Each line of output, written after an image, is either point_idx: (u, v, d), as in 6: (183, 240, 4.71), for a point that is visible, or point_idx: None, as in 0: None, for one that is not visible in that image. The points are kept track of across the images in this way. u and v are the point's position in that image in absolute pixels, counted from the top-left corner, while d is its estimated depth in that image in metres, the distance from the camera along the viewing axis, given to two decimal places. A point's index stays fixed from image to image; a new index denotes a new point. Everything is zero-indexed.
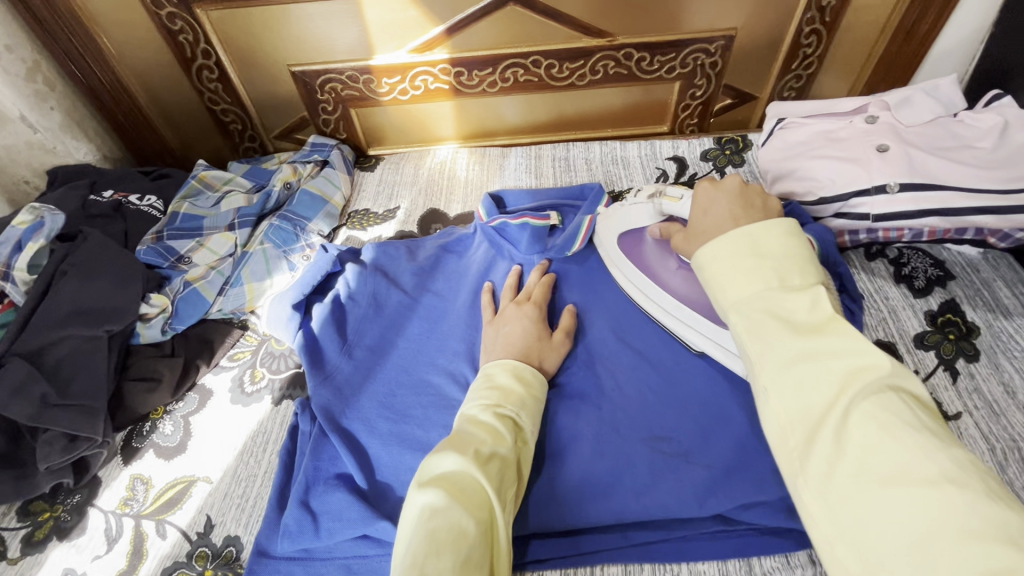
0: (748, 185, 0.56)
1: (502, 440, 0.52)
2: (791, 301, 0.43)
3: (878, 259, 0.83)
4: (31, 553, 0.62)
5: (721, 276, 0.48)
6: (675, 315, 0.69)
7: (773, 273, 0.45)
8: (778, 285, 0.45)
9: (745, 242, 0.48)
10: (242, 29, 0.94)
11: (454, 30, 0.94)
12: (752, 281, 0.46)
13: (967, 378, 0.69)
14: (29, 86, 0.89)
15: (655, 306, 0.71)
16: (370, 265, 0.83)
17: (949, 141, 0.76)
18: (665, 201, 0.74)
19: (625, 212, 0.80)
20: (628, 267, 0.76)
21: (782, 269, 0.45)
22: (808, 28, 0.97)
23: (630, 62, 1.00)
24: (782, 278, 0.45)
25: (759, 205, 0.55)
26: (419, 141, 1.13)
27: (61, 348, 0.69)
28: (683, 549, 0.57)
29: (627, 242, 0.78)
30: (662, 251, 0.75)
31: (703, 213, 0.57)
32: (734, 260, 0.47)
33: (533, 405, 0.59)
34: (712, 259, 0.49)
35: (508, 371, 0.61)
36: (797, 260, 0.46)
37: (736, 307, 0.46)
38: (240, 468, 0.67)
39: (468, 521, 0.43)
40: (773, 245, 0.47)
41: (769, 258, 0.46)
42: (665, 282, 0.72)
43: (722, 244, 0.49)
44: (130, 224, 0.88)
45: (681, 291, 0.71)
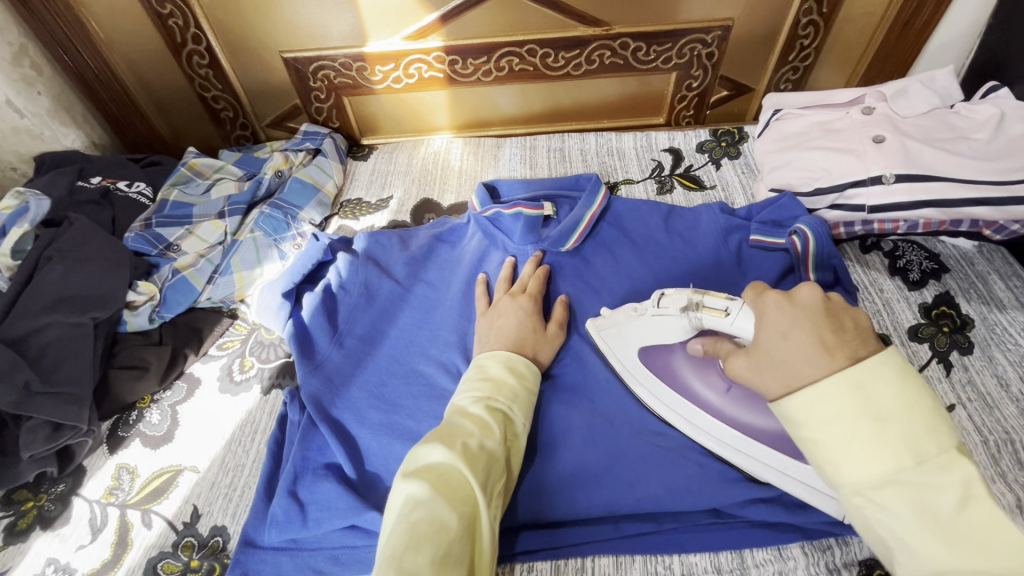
0: (830, 299, 0.43)
1: (491, 433, 0.52)
2: (932, 487, 0.35)
3: (873, 252, 0.83)
4: (14, 542, 0.61)
5: (825, 444, 0.39)
6: (740, 450, 0.57)
7: (905, 448, 0.36)
8: (914, 465, 0.36)
9: (854, 395, 0.38)
10: (233, 13, 0.92)
11: (448, 17, 0.93)
12: (876, 459, 0.37)
13: (961, 370, 0.69)
14: (15, 70, 0.87)
15: (705, 434, 0.60)
16: (362, 254, 0.82)
17: (945, 132, 0.75)
18: (705, 315, 0.55)
19: (636, 316, 0.64)
20: (661, 391, 0.63)
21: (913, 441, 0.36)
22: (805, 19, 0.96)
23: (626, 52, 0.99)
24: (918, 455, 0.36)
25: (852, 328, 0.42)
26: (413, 131, 1.12)
27: (44, 336, 0.67)
28: (676, 541, 0.57)
29: (649, 354, 0.64)
30: (701, 368, 0.61)
31: (781, 340, 0.43)
32: (846, 427, 0.38)
33: (525, 395, 0.58)
34: (811, 418, 0.39)
35: (500, 362, 0.60)
36: (926, 419, 0.37)
37: (853, 488, 0.38)
38: (228, 456, 0.66)
39: (450, 515, 0.43)
40: (888, 399, 0.38)
41: (894, 421, 0.37)
42: (712, 407, 0.59)
43: (824, 398, 0.39)
44: (118, 211, 0.87)
45: (736, 417, 0.58)
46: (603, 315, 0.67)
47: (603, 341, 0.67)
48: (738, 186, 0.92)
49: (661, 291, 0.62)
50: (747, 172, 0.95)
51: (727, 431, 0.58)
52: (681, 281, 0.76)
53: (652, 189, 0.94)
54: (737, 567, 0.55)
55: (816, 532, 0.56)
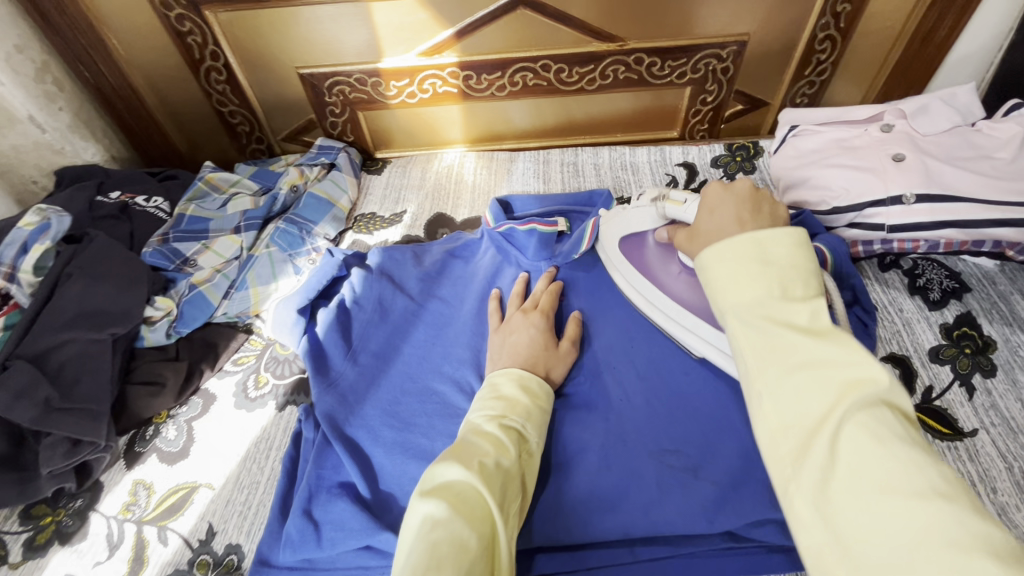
0: (759, 191, 0.56)
1: (506, 452, 0.51)
2: (792, 309, 0.43)
3: (892, 270, 0.82)
4: (32, 558, 0.61)
5: (720, 279, 0.47)
6: (677, 321, 0.68)
7: (777, 281, 0.44)
8: (781, 294, 0.43)
9: (752, 248, 0.47)
10: (251, 30, 0.93)
11: (463, 33, 0.93)
12: (753, 287, 0.44)
13: (984, 394, 0.68)
14: (37, 86, 0.89)
15: (659, 312, 0.70)
16: (376, 269, 0.82)
17: (967, 151, 0.74)
18: (668, 205, 0.74)
19: (623, 214, 0.80)
20: (629, 272, 0.75)
21: (785, 278, 0.44)
22: (822, 34, 0.95)
23: (640, 67, 0.99)
24: (785, 286, 0.44)
25: (767, 211, 0.54)
26: (426, 145, 1.13)
27: (65, 351, 0.68)
28: (692, 566, 0.56)
29: (628, 243, 0.78)
30: (664, 254, 0.74)
31: (710, 215, 0.56)
32: (737, 264, 0.46)
33: (539, 415, 0.58)
34: (717, 262, 0.48)
35: (514, 381, 0.60)
36: (801, 270, 0.45)
37: (734, 311, 0.45)
38: (243, 474, 0.66)
39: (469, 534, 0.42)
40: (779, 253, 0.46)
41: (775, 264, 0.45)
42: (665, 286, 0.72)
43: (727, 249, 0.47)
44: (136, 226, 0.88)
45: (681, 294, 0.70)
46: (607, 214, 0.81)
47: (596, 235, 0.81)
48: None
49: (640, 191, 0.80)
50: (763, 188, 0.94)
51: (672, 306, 0.69)
52: None
53: None
54: None
55: None
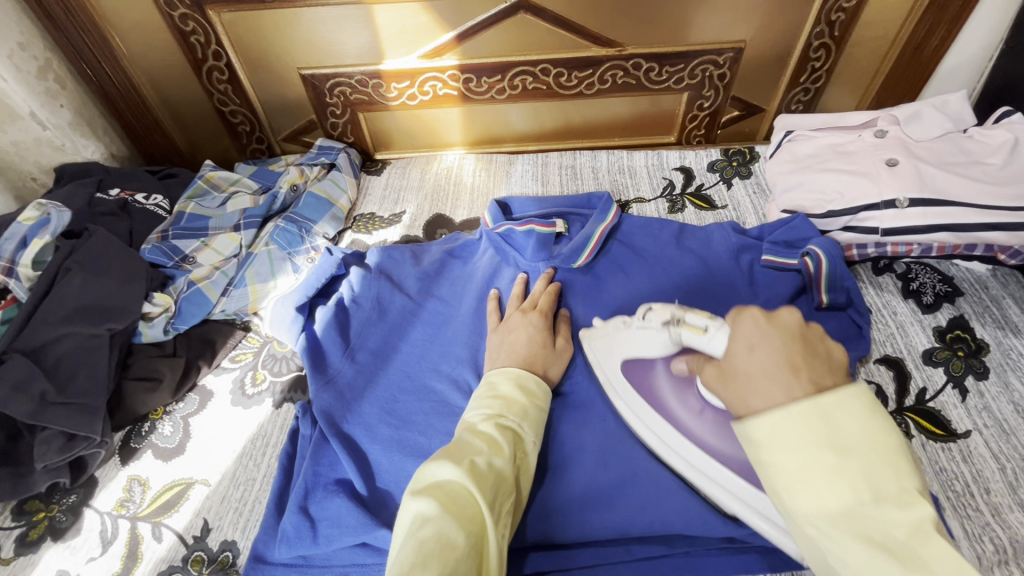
0: (807, 327, 0.42)
1: (500, 451, 0.51)
2: (885, 518, 0.34)
3: (885, 274, 0.83)
4: (24, 553, 0.61)
5: (783, 474, 0.36)
6: (707, 476, 0.57)
7: (864, 483, 0.34)
8: (872, 498, 0.34)
9: (818, 427, 0.36)
10: (254, 30, 0.94)
11: (464, 37, 0.94)
12: (835, 490, 0.34)
13: (976, 396, 0.68)
14: (39, 84, 0.90)
15: (678, 458, 0.59)
16: (374, 269, 0.82)
17: (959, 157, 0.75)
18: (684, 331, 0.57)
19: (625, 329, 0.67)
20: (638, 404, 0.63)
21: (873, 476, 0.34)
22: (817, 42, 0.97)
23: (638, 72, 1.00)
24: (874, 489, 0.34)
25: (824, 353, 0.40)
26: (425, 147, 1.14)
27: (63, 346, 0.68)
28: (687, 565, 0.57)
29: (632, 369, 0.66)
30: (678, 387, 0.63)
31: (747, 353, 0.41)
32: (804, 457, 0.35)
33: (535, 412, 0.58)
34: (776, 444, 0.37)
35: (511, 380, 0.60)
36: (889, 455, 0.35)
37: (810, 518, 0.35)
38: (239, 471, 0.66)
39: (457, 532, 0.42)
40: (852, 431, 0.35)
41: (855, 454, 0.35)
42: (686, 427, 0.60)
43: (786, 428, 0.36)
44: (135, 223, 0.88)
45: (707, 441, 0.59)
46: (595, 326, 0.70)
47: (592, 355, 0.68)
48: (749, 206, 0.93)
49: (646, 306, 0.65)
50: (758, 192, 0.95)
51: (699, 457, 0.58)
52: (689, 294, 0.76)
53: (663, 208, 0.94)
54: None
55: None
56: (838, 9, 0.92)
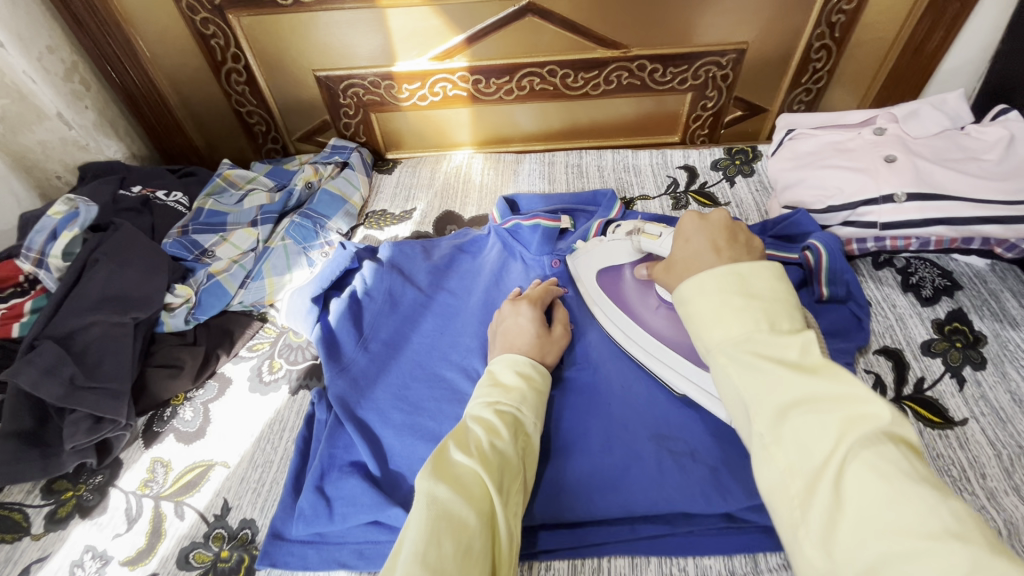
0: (735, 222, 0.54)
1: (500, 434, 0.53)
2: (782, 343, 0.42)
3: (886, 268, 0.84)
4: (54, 529, 0.64)
5: (703, 317, 0.45)
6: (656, 356, 0.67)
7: (762, 316, 0.43)
8: (769, 329, 0.42)
9: (732, 281, 0.46)
10: (272, 34, 0.97)
11: (474, 39, 0.97)
12: (740, 322, 0.43)
13: (973, 385, 0.70)
14: (66, 85, 0.95)
15: (637, 346, 0.69)
16: (386, 263, 0.85)
17: (956, 153, 0.77)
18: (643, 239, 0.72)
19: (599, 244, 0.79)
20: (608, 305, 0.74)
21: (771, 313, 0.43)
22: (818, 43, 0.99)
23: (643, 73, 1.03)
24: (772, 321, 0.43)
25: (744, 241, 0.52)
26: (435, 147, 1.17)
27: (89, 333, 0.71)
28: (689, 544, 0.58)
29: (608, 276, 0.77)
30: (642, 290, 0.73)
31: (685, 243, 0.55)
32: (719, 302, 0.45)
33: (535, 396, 0.59)
34: (698, 294, 0.46)
35: (511, 368, 0.61)
36: (785, 302, 0.44)
37: (722, 348, 0.44)
38: (257, 453, 0.69)
39: (466, 512, 0.44)
40: (760, 286, 0.45)
41: (758, 299, 0.44)
42: (645, 321, 0.71)
43: (708, 284, 0.46)
44: (157, 219, 0.91)
45: (661, 331, 0.69)
46: (578, 246, 0.81)
47: (576, 268, 0.79)
48: (752, 203, 0.95)
49: (616, 223, 0.80)
50: (761, 189, 0.97)
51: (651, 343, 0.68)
52: None
53: (667, 205, 0.96)
54: (750, 570, 0.56)
55: None
56: (838, 11, 0.94)
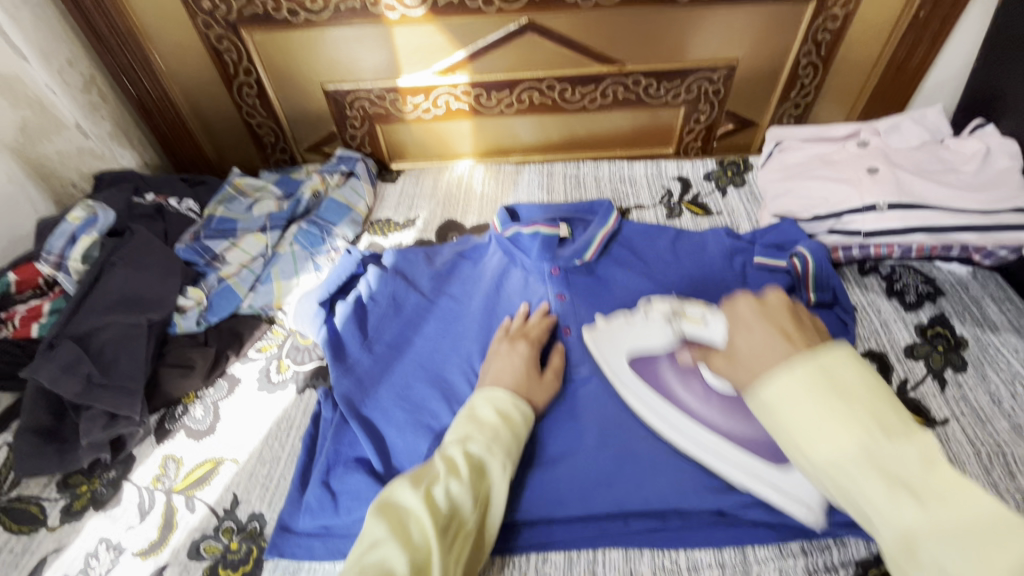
0: (795, 308, 0.50)
1: (459, 476, 0.54)
2: (898, 453, 0.39)
3: (872, 275, 0.88)
4: (69, 522, 0.66)
5: (798, 428, 0.41)
6: (720, 454, 0.63)
7: (872, 421, 0.39)
8: (882, 435, 0.39)
9: (822, 380, 0.41)
10: (282, 50, 1.01)
11: (476, 55, 1.01)
12: (849, 433, 0.39)
13: (955, 387, 0.73)
14: (83, 97, 0.99)
15: (691, 441, 0.65)
16: (390, 268, 0.88)
17: (935, 165, 0.81)
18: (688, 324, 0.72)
19: (629, 326, 0.75)
20: (649, 397, 0.68)
21: (878, 414, 0.39)
22: (805, 60, 1.04)
23: (638, 88, 1.07)
24: (885, 428, 0.39)
25: (810, 328, 0.48)
26: (438, 157, 1.21)
27: (106, 333, 0.74)
28: (682, 536, 0.61)
29: (639, 362, 0.72)
30: (682, 375, 0.70)
31: (746, 334, 0.47)
32: (818, 411, 0.40)
33: (510, 438, 0.59)
34: (782, 399, 0.42)
35: (490, 404, 0.62)
36: (885, 396, 0.41)
37: (831, 463, 0.40)
38: (266, 450, 0.72)
39: (398, 558, 0.47)
40: (851, 380, 0.41)
41: (858, 399, 0.40)
42: (694, 412, 0.67)
43: (794, 385, 0.41)
44: (169, 225, 0.94)
45: (715, 422, 0.66)
46: (598, 327, 0.76)
47: (596, 350, 0.73)
48: (743, 213, 0.98)
49: (647, 302, 0.77)
50: (752, 200, 1.01)
51: (707, 437, 0.65)
52: (685, 292, 0.82)
53: (661, 215, 1.00)
54: (740, 563, 0.59)
55: (816, 533, 0.59)
56: (824, 30, 0.99)
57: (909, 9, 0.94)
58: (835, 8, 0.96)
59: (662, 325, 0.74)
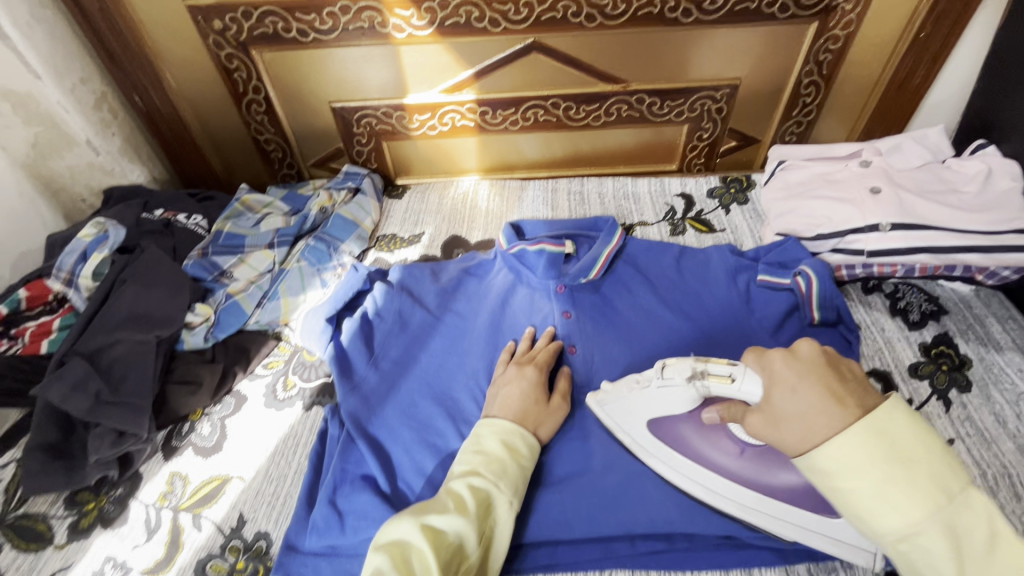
0: (827, 357, 0.51)
1: (465, 511, 0.55)
2: (961, 520, 0.40)
3: (875, 294, 0.88)
4: (76, 539, 0.66)
5: (860, 492, 0.42)
6: (766, 511, 0.60)
7: (934, 488, 0.41)
8: (943, 500, 0.41)
9: (878, 441, 0.43)
10: (291, 68, 1.03)
11: (481, 74, 1.03)
12: (914, 500, 0.41)
13: (959, 407, 0.73)
14: (95, 114, 1.00)
15: (728, 501, 0.61)
16: (397, 285, 0.88)
17: (937, 186, 0.82)
18: (712, 383, 0.58)
19: (642, 392, 0.65)
20: (678, 463, 0.64)
21: (939, 480, 0.41)
22: (807, 79, 1.05)
23: (641, 106, 1.08)
24: (948, 494, 0.41)
25: (850, 379, 0.49)
26: (443, 173, 1.22)
27: (115, 350, 0.74)
28: (688, 559, 0.61)
29: (659, 427, 0.65)
30: (707, 435, 0.64)
31: (789, 394, 0.49)
32: (880, 475, 0.42)
33: (516, 472, 0.60)
34: (841, 466, 0.43)
35: (496, 435, 0.63)
36: (939, 458, 0.42)
37: (900, 533, 0.41)
38: (272, 467, 0.72)
39: None
40: (906, 444, 0.43)
41: (918, 462, 0.42)
42: (728, 471, 0.62)
43: (852, 447, 0.43)
44: (178, 240, 0.95)
45: (752, 478, 0.61)
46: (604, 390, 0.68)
47: (609, 417, 0.68)
48: (746, 230, 0.99)
49: (662, 363, 0.64)
50: (755, 217, 1.01)
51: (745, 494, 0.61)
52: (688, 310, 0.83)
53: (665, 232, 1.01)
54: None
55: (822, 555, 0.59)
56: (825, 50, 1.00)
57: (909, 31, 0.95)
58: (836, 29, 0.97)
59: (684, 389, 0.62)
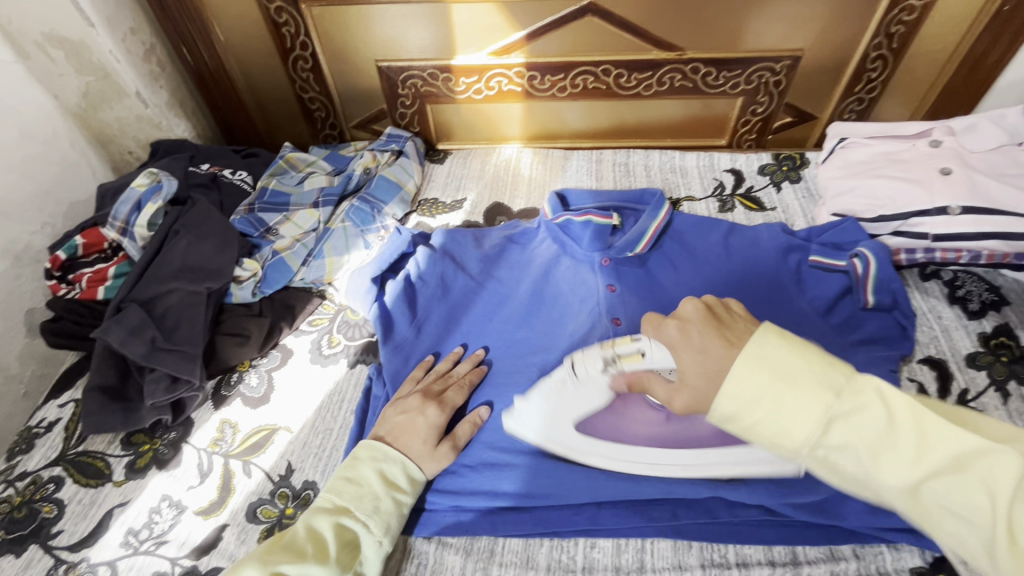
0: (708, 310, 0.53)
1: (322, 557, 0.54)
2: (857, 412, 0.43)
3: (932, 280, 0.85)
4: (133, 478, 0.69)
5: (764, 421, 0.44)
6: None
7: (823, 389, 0.43)
8: (835, 398, 0.43)
9: (760, 369, 0.45)
10: (339, 24, 1.01)
11: (533, 36, 1.00)
12: (806, 409, 0.43)
13: (1018, 400, 0.70)
14: (145, 66, 1.00)
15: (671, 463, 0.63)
16: (439, 249, 0.87)
17: (1013, 169, 0.78)
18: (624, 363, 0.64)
19: (559, 395, 0.68)
20: (611, 451, 0.65)
21: (824, 380, 0.44)
22: (875, 53, 1.00)
23: (695, 76, 1.04)
24: (836, 389, 0.43)
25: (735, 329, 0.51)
26: (485, 140, 1.20)
27: (168, 299, 0.77)
28: (731, 532, 0.61)
29: (585, 425, 0.67)
30: (628, 413, 0.67)
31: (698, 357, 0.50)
32: (768, 395, 0.44)
33: (391, 508, 0.59)
34: (733, 404, 0.46)
35: (375, 465, 0.62)
36: (818, 365, 0.44)
37: (807, 444, 0.44)
38: (318, 421, 0.73)
39: None
40: (786, 360, 0.45)
41: (799, 375, 0.44)
42: (656, 438, 0.65)
43: (742, 383, 0.45)
44: (225, 196, 0.97)
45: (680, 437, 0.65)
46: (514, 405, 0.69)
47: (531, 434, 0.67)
48: (798, 210, 0.96)
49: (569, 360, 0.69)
50: (808, 197, 0.98)
51: (682, 453, 0.64)
52: (738, 289, 0.80)
53: (713, 207, 0.98)
54: (790, 561, 0.60)
55: (870, 538, 0.60)
56: (898, 22, 0.95)
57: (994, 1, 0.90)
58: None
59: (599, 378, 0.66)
